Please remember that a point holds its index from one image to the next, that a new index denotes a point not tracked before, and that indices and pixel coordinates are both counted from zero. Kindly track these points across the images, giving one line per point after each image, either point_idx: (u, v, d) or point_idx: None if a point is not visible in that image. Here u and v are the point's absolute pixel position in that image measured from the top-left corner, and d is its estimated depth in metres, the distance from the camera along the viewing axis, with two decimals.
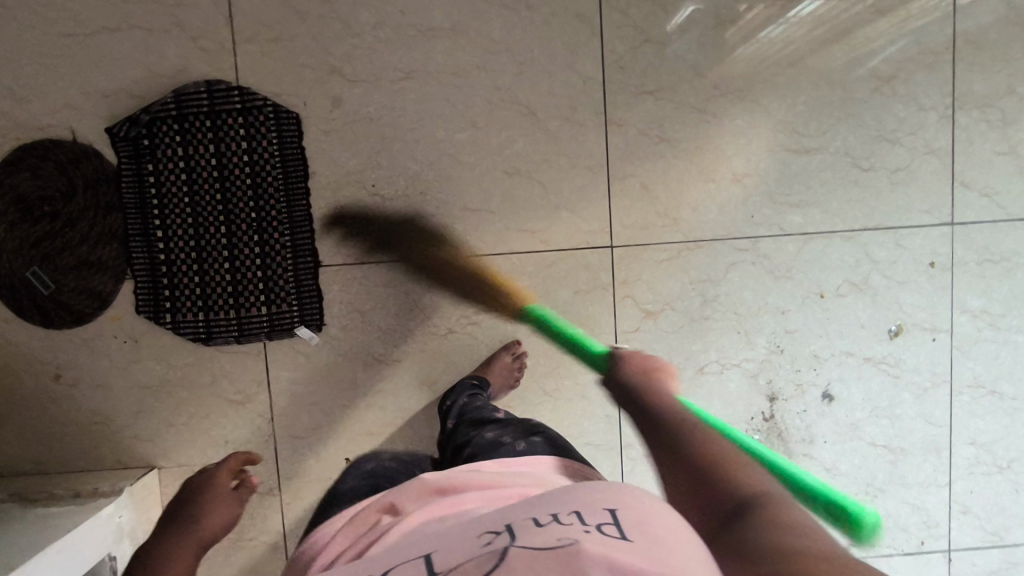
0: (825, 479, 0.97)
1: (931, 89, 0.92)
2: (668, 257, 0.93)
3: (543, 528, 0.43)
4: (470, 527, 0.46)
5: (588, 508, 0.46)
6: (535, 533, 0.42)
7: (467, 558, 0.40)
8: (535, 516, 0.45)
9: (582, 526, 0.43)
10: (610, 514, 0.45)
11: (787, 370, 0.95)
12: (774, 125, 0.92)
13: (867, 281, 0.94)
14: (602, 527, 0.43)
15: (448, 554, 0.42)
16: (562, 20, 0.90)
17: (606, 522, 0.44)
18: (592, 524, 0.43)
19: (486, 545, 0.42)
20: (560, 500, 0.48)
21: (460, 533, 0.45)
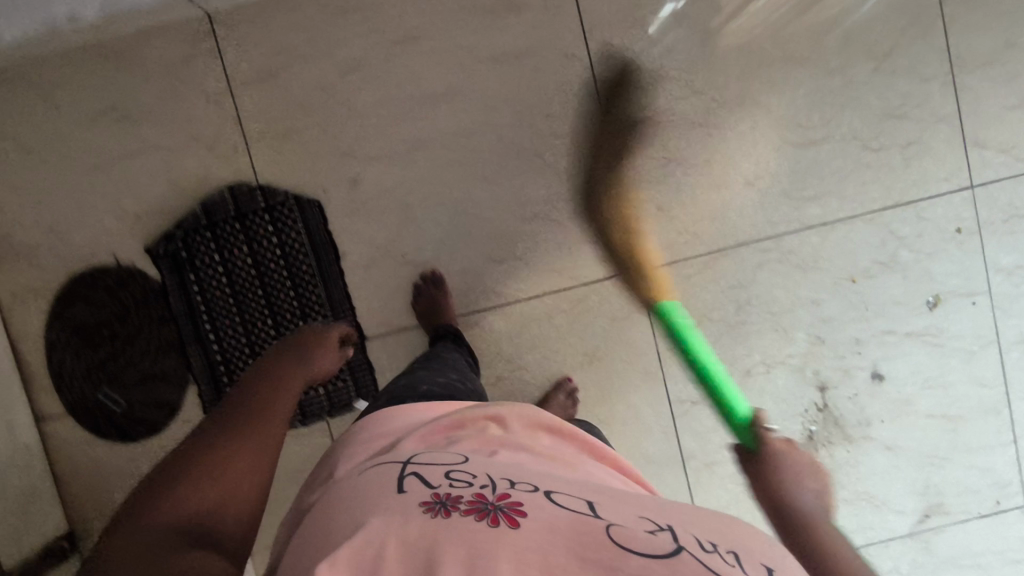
0: (889, 457, 0.98)
1: (928, 58, 0.92)
2: (696, 271, 0.95)
3: (710, 552, 0.39)
4: (633, 505, 0.43)
5: (751, 555, 0.41)
6: (702, 550, 0.38)
7: (623, 526, 0.39)
8: (703, 531, 0.41)
9: (742, 570, 0.38)
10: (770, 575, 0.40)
11: (832, 359, 0.96)
12: (778, 123, 0.92)
13: (897, 259, 0.95)
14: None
15: (610, 518, 0.40)
16: (552, 61, 0.92)
17: None
18: (751, 573, 0.39)
19: (649, 529, 0.39)
20: (726, 528, 0.44)
21: (612, 502, 0.43)
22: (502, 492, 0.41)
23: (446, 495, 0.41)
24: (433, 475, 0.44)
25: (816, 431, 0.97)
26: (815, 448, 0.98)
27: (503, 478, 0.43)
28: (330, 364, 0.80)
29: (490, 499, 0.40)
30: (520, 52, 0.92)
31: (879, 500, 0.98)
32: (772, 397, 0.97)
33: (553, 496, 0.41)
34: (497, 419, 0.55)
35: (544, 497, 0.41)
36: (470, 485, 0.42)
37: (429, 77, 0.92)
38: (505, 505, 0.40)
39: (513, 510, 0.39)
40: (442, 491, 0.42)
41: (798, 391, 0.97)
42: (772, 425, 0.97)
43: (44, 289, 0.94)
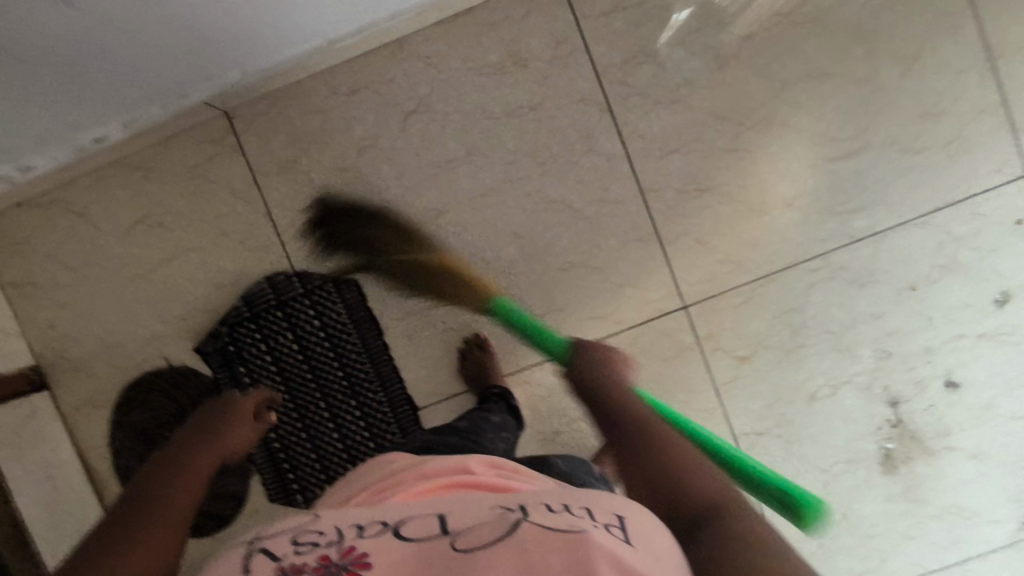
0: (976, 466, 0.93)
1: (960, 50, 0.89)
2: (744, 299, 0.92)
3: (556, 514, 0.41)
4: (486, 500, 0.45)
5: (601, 508, 0.44)
6: (547, 517, 0.41)
7: (471, 525, 0.41)
8: (545, 500, 0.44)
9: (591, 523, 0.41)
10: (620, 518, 0.43)
11: (901, 371, 0.92)
12: (808, 139, 0.90)
13: (956, 260, 0.91)
14: (607, 526, 0.41)
15: (457, 525, 0.42)
16: (568, 110, 0.91)
17: (615, 523, 0.42)
18: (601, 522, 0.42)
19: (493, 519, 0.41)
20: (581, 493, 0.46)
21: (476, 502, 0.45)
22: (348, 545, 0.41)
23: (298, 561, 0.40)
24: (290, 547, 0.43)
25: (893, 448, 0.93)
26: (896, 466, 0.93)
27: (351, 525, 0.43)
28: (244, 438, 0.78)
29: (334, 558, 0.40)
30: (536, 104, 0.91)
31: (973, 512, 0.93)
32: (842, 419, 0.93)
33: (400, 529, 0.42)
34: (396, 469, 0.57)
35: (395, 533, 0.42)
36: (318, 545, 0.41)
37: (447, 141, 0.92)
38: (350, 561, 0.39)
39: (358, 564, 0.39)
40: (287, 563, 0.40)
41: (870, 409, 0.93)
42: (846, 447, 0.93)
43: (103, 397, 0.96)
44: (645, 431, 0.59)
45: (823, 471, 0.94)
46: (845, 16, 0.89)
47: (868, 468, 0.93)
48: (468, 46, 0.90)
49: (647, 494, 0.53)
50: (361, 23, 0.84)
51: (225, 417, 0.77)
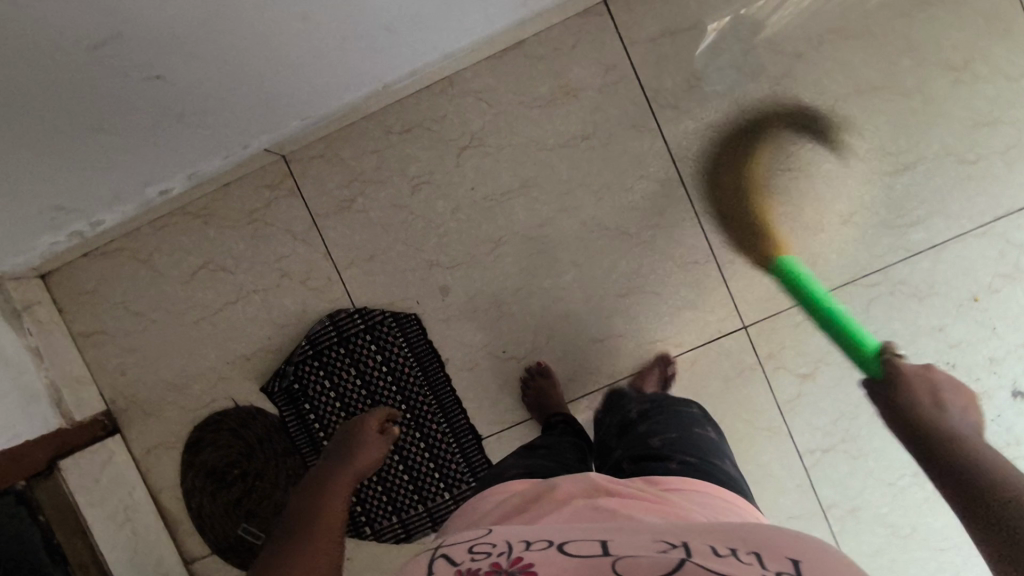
0: None
1: (1014, 57, 0.88)
2: (806, 318, 0.92)
3: (725, 559, 0.39)
4: (646, 533, 0.44)
5: (771, 552, 0.41)
6: (715, 560, 0.38)
7: (637, 554, 0.39)
8: (714, 543, 0.42)
9: (762, 571, 0.38)
10: (794, 562, 0.40)
11: (967, 383, 0.91)
12: (863, 154, 0.90)
13: (1018, 269, 0.90)
14: (781, 572, 0.39)
15: (625, 548, 0.40)
16: (621, 138, 0.91)
17: (789, 571, 0.39)
18: (773, 570, 0.39)
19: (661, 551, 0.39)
20: (747, 536, 0.44)
21: (636, 534, 0.43)
22: (516, 556, 0.40)
23: (468, 568, 0.39)
24: (456, 556, 0.42)
25: None
26: None
27: (519, 541, 0.43)
28: (375, 454, 0.83)
29: (504, 566, 0.39)
30: (588, 133, 0.92)
31: None
32: None
33: (563, 547, 0.41)
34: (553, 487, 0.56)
35: (561, 549, 0.40)
36: (490, 554, 0.41)
37: (501, 173, 0.93)
38: (517, 568, 0.38)
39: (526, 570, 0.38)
40: (463, 566, 0.40)
41: None
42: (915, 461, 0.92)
43: (173, 440, 0.97)
44: (950, 443, 0.72)
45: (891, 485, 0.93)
46: (897, 28, 0.89)
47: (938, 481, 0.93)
48: (519, 79, 0.91)
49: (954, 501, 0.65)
50: (415, 66, 0.86)
51: (355, 442, 0.83)
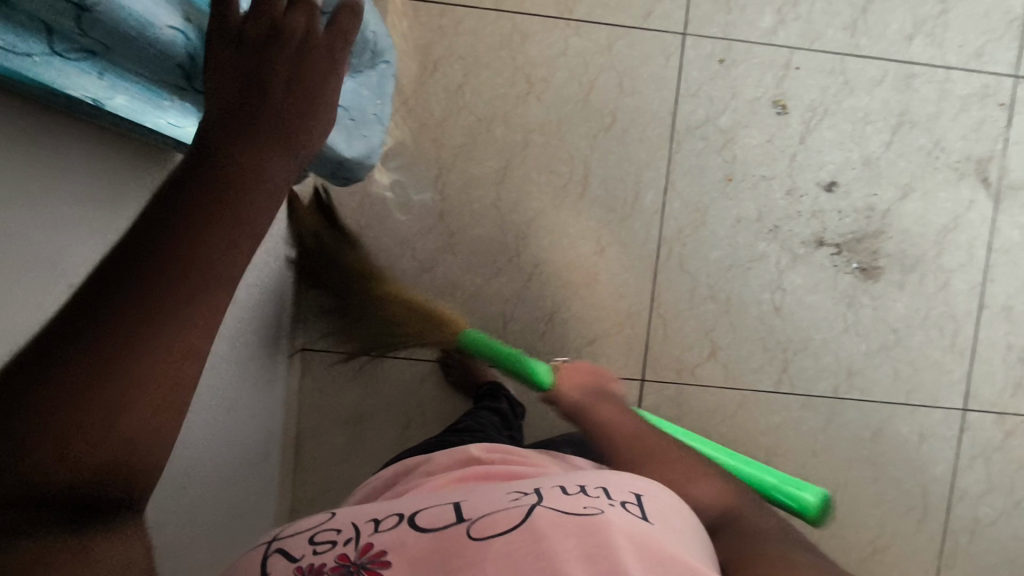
0: (913, 197, 0.96)
1: (548, 36, 0.91)
2: (665, 327, 0.95)
3: (570, 498, 0.40)
4: (499, 486, 0.43)
5: (615, 486, 0.43)
6: (560, 501, 0.39)
7: (487, 509, 0.39)
8: (562, 484, 0.42)
9: (606, 502, 0.40)
10: (636, 496, 0.42)
11: (797, 222, 0.95)
12: (554, 204, 0.93)
13: (726, 130, 0.93)
14: (625, 505, 0.40)
15: (477, 508, 0.39)
16: (426, 392, 0.95)
17: (631, 500, 0.41)
18: (616, 500, 0.41)
19: (512, 503, 0.40)
20: (592, 477, 0.45)
21: (494, 488, 0.43)
22: (365, 541, 0.38)
23: (314, 559, 0.37)
24: (296, 546, 0.39)
25: (860, 261, 0.96)
26: (876, 266, 0.96)
27: (367, 521, 0.41)
28: None
29: (352, 556, 0.37)
30: (407, 419, 0.94)
31: (950, 218, 0.97)
32: (811, 292, 0.96)
33: (417, 520, 0.39)
34: (425, 464, 0.58)
35: (413, 523, 0.39)
36: (337, 541, 0.39)
37: None
38: (367, 558, 0.36)
39: (376, 560, 0.36)
40: (308, 560, 0.37)
41: (814, 263, 0.96)
42: (837, 299, 0.96)
43: None
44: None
45: (845, 330, 0.97)
46: (464, 122, 0.91)
47: (862, 292, 0.97)
48: (330, 449, 0.94)
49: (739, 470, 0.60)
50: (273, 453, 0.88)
51: None
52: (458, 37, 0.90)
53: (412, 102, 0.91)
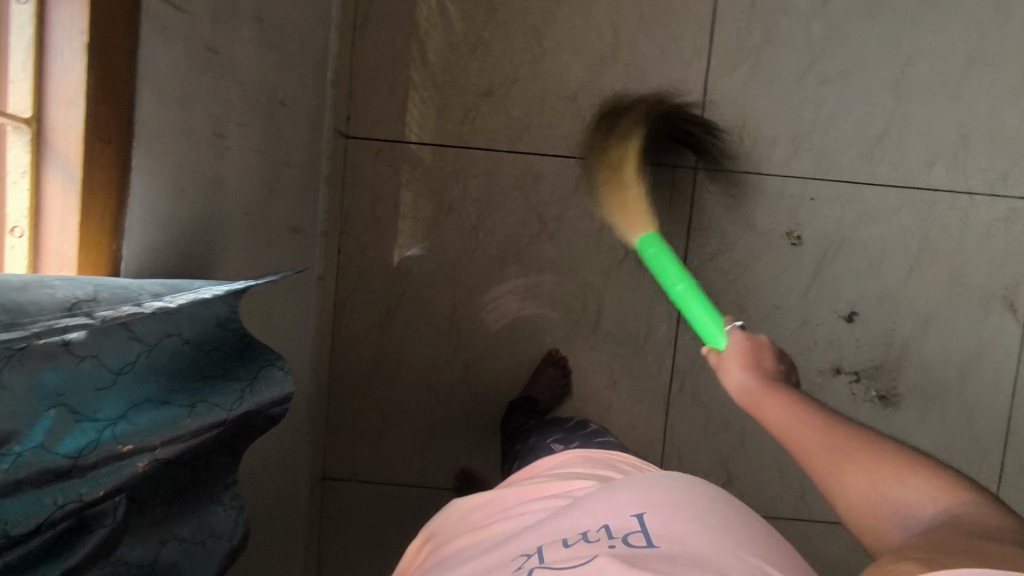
0: (936, 327, 0.94)
1: (558, 174, 0.93)
2: (677, 457, 0.96)
3: (571, 547, 0.40)
4: (504, 549, 0.44)
5: (618, 512, 0.43)
6: (560, 553, 0.40)
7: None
8: (567, 535, 0.42)
9: (608, 540, 0.40)
10: (639, 515, 0.42)
11: (812, 352, 0.95)
12: (567, 336, 0.95)
13: (738, 263, 0.93)
14: (629, 536, 0.40)
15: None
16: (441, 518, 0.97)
17: (633, 528, 0.41)
18: (618, 535, 0.40)
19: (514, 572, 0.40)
20: (600, 505, 0.45)
21: (503, 557, 0.43)
22: None
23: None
24: None
25: (879, 391, 0.95)
26: (895, 397, 0.95)
27: None
28: None
29: None
30: None
31: (975, 346, 0.94)
32: None
33: None
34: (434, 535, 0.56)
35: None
36: None
37: None
38: None
39: None
40: None
41: (831, 393, 0.95)
42: None
43: None
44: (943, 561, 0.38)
45: None
46: (478, 260, 0.94)
47: (882, 423, 0.95)
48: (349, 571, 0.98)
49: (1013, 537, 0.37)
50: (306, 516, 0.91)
51: None
52: (471, 178, 0.93)
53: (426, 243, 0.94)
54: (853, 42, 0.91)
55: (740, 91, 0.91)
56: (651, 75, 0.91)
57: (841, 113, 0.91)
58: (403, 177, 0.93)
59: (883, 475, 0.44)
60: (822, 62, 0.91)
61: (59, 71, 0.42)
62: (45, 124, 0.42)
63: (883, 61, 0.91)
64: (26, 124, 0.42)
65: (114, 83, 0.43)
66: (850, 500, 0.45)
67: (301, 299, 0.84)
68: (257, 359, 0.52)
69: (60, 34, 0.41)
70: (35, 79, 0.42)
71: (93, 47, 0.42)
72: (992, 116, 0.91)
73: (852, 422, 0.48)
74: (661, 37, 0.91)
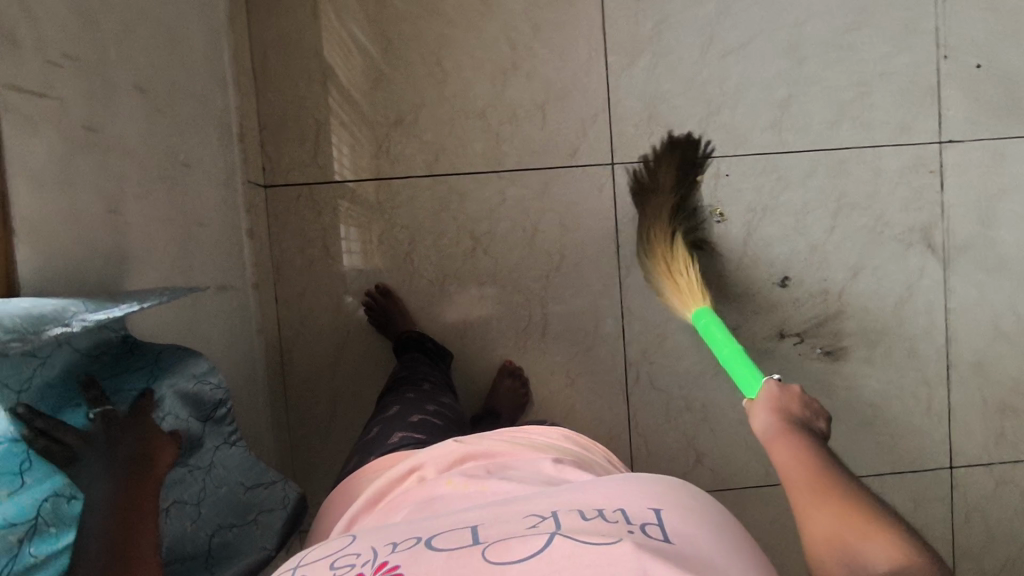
0: (865, 275, 0.98)
1: (481, 190, 0.95)
2: (646, 444, 0.98)
3: (591, 522, 0.43)
4: (517, 507, 0.48)
5: (635, 505, 0.46)
6: (579, 525, 0.43)
7: (511, 536, 0.43)
8: (582, 509, 0.46)
9: (629, 528, 0.43)
10: (657, 512, 0.45)
11: (755, 320, 0.97)
12: (518, 346, 0.96)
13: (670, 247, 0.96)
14: (647, 528, 0.43)
15: (493, 533, 0.44)
16: None
17: (653, 522, 0.44)
18: (637, 523, 0.44)
19: (530, 531, 0.43)
20: (619, 494, 0.48)
21: (510, 512, 0.47)
22: (382, 561, 0.42)
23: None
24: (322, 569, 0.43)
25: (824, 345, 0.98)
26: (841, 349, 0.98)
27: (385, 545, 0.44)
28: None
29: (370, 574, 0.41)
30: None
31: (903, 287, 0.98)
32: (782, 383, 0.99)
33: (432, 542, 0.43)
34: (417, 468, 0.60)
35: (429, 546, 0.43)
36: (355, 565, 0.42)
37: None
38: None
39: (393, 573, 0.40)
40: None
41: (779, 355, 0.98)
42: (808, 385, 0.99)
43: None
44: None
45: (822, 413, 0.99)
46: (418, 287, 0.95)
47: (833, 374, 0.98)
48: None
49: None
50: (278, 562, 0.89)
51: None
52: (398, 208, 0.94)
53: (363, 277, 0.94)
54: (740, 19, 0.94)
55: (641, 82, 0.94)
56: (554, 82, 0.94)
57: (740, 88, 0.95)
58: (330, 217, 0.93)
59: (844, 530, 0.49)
60: (715, 41, 0.94)
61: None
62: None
63: (770, 33, 0.95)
64: None
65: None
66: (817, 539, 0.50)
67: (245, 354, 0.83)
68: (150, 351, 0.59)
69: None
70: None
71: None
72: (878, 68, 0.96)
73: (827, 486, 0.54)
74: (558, 45, 0.94)
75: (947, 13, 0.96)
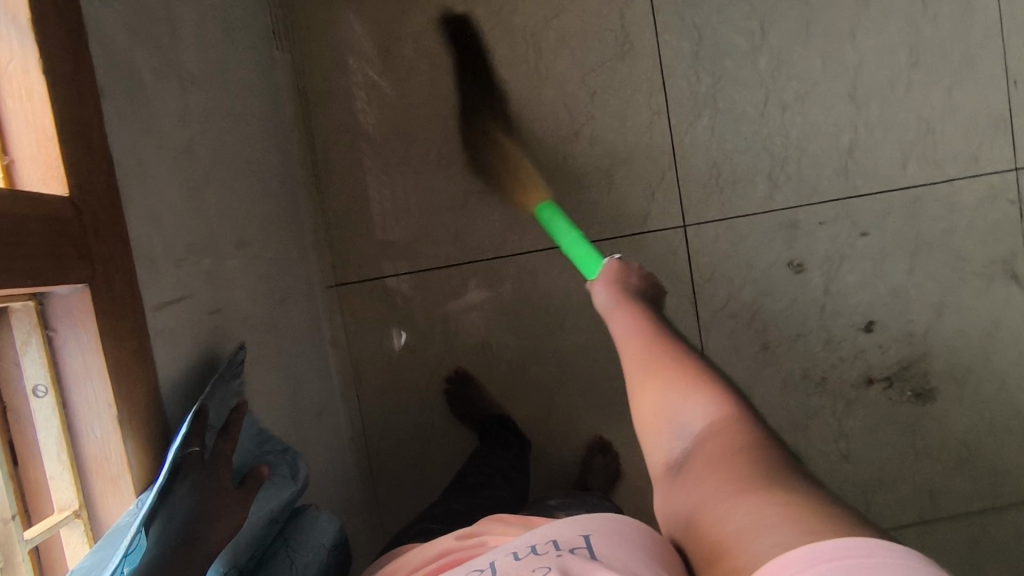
0: (949, 313, 0.95)
1: (551, 265, 0.92)
2: None
3: (520, 564, 0.38)
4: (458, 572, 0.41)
5: (567, 533, 0.40)
6: (512, 569, 0.37)
7: None
8: (517, 549, 0.40)
9: (556, 555, 0.37)
10: (585, 537, 0.39)
11: (841, 370, 0.95)
12: (605, 419, 0.94)
13: (749, 305, 0.94)
14: (574, 553, 0.37)
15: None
16: None
17: (580, 546, 0.38)
18: (568, 549, 0.37)
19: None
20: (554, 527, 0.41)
21: (455, 574, 0.41)
22: None
23: None
24: None
25: (914, 389, 0.96)
26: (930, 390, 0.96)
27: None
28: None
29: None
30: None
31: (990, 321, 0.95)
32: (872, 430, 0.97)
33: None
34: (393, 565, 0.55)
35: None
36: None
37: None
38: None
39: None
40: None
41: (868, 402, 0.96)
42: (900, 430, 0.97)
43: None
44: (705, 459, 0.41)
45: (915, 458, 0.97)
46: (497, 370, 0.93)
47: (925, 417, 0.96)
48: None
49: (780, 455, 0.39)
50: None
51: None
52: (469, 293, 0.92)
53: (441, 364, 0.92)
54: (803, 64, 0.91)
55: (706, 140, 0.91)
56: (617, 148, 0.91)
57: (808, 137, 0.92)
58: (402, 309, 0.92)
59: (683, 395, 0.45)
60: (778, 91, 0.91)
61: (94, 448, 0.40)
62: (94, 508, 0.41)
63: (834, 77, 0.91)
64: (43, 397, 0.39)
65: (145, 438, 0.41)
66: (642, 419, 0.47)
67: (338, 465, 0.83)
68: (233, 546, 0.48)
69: (86, 413, 0.39)
70: (73, 467, 0.40)
71: (123, 415, 0.39)
72: (947, 100, 0.92)
73: (676, 344, 0.50)
74: (617, 108, 0.91)
75: (1015, 36, 0.91)
